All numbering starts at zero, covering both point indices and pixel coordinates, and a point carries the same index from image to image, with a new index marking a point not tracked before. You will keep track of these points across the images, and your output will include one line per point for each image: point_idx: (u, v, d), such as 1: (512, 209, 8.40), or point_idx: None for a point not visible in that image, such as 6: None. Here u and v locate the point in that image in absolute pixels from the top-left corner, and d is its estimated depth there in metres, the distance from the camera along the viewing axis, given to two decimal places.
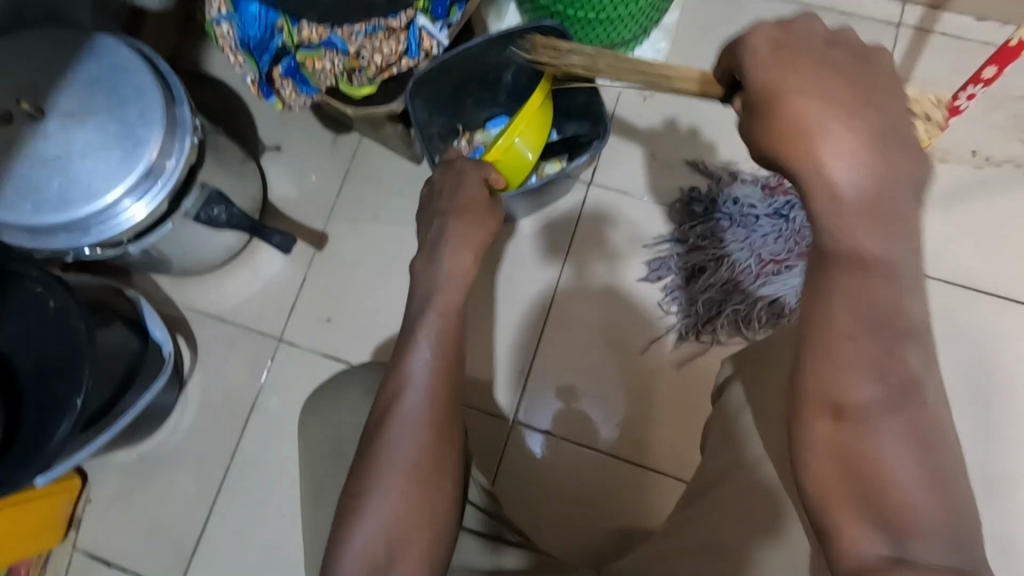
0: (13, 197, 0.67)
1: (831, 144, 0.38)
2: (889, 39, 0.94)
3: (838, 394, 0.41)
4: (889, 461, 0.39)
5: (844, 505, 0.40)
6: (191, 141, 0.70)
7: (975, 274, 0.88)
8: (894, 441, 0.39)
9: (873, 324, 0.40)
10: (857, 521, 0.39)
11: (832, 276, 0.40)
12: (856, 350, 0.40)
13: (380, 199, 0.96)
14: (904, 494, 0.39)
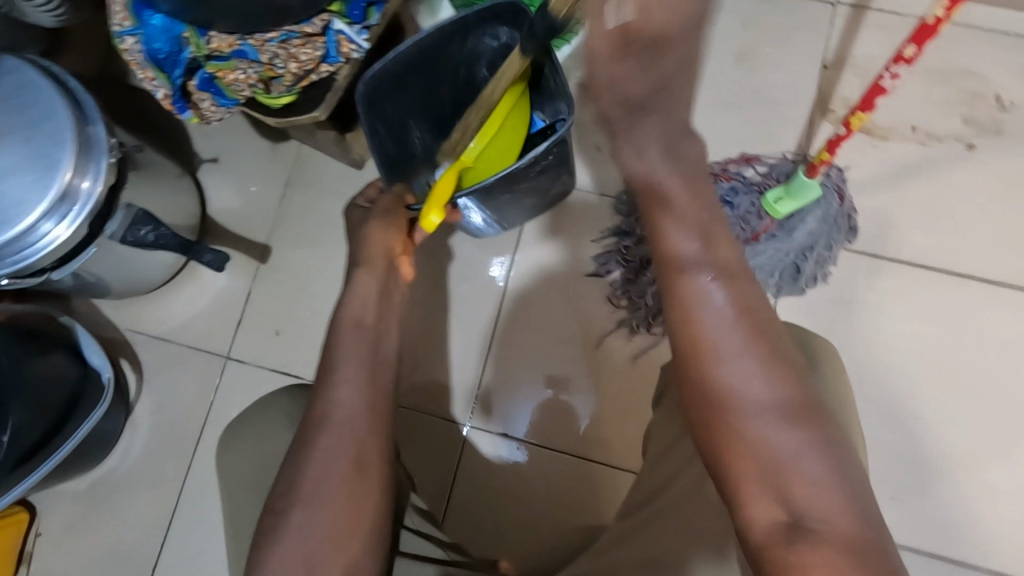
0: None
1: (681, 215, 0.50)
2: (826, 18, 0.93)
3: (728, 398, 0.46)
4: (793, 463, 0.43)
5: (758, 498, 0.44)
6: (106, 161, 0.69)
7: (920, 250, 0.88)
8: (786, 440, 0.44)
9: (753, 326, 0.47)
10: (766, 508, 0.44)
11: (676, 294, 0.49)
12: (726, 360, 0.46)
13: (323, 207, 0.94)
14: (815, 493, 0.43)
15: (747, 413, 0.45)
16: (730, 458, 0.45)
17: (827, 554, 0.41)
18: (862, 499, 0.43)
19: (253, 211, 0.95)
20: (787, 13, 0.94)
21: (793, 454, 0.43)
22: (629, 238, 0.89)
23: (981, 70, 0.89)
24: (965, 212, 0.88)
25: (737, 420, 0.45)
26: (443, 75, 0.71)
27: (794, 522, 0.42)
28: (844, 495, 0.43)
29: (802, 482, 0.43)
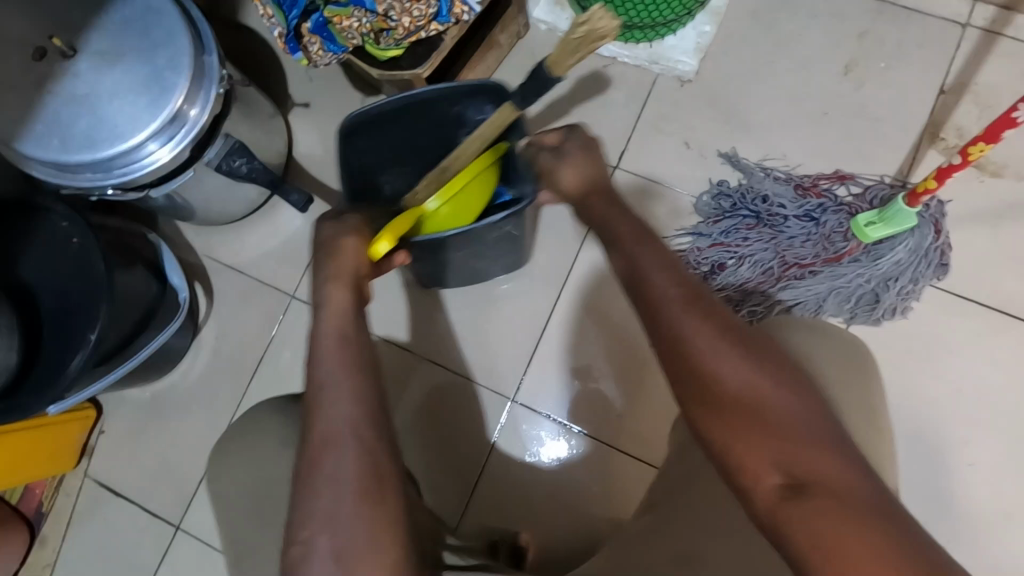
0: (41, 132, 0.69)
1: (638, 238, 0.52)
2: (953, 40, 0.87)
3: (709, 368, 0.44)
4: (781, 421, 0.41)
5: (755, 461, 0.41)
6: (216, 92, 0.72)
7: (1014, 299, 0.83)
8: (777, 402, 0.42)
9: (713, 304, 0.47)
10: (763, 470, 0.41)
11: (637, 292, 0.49)
12: (699, 331, 0.45)
13: None
14: (810, 450, 0.40)
15: (742, 383, 0.43)
16: (715, 425, 0.43)
17: (832, 506, 0.38)
18: (859, 459, 0.41)
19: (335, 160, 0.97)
20: (911, 29, 0.89)
21: (772, 408, 0.42)
22: (705, 239, 0.87)
23: None
24: None
25: (729, 398, 0.43)
26: (421, 132, 0.73)
27: (799, 489, 0.39)
28: (855, 470, 0.40)
29: (797, 438, 0.41)
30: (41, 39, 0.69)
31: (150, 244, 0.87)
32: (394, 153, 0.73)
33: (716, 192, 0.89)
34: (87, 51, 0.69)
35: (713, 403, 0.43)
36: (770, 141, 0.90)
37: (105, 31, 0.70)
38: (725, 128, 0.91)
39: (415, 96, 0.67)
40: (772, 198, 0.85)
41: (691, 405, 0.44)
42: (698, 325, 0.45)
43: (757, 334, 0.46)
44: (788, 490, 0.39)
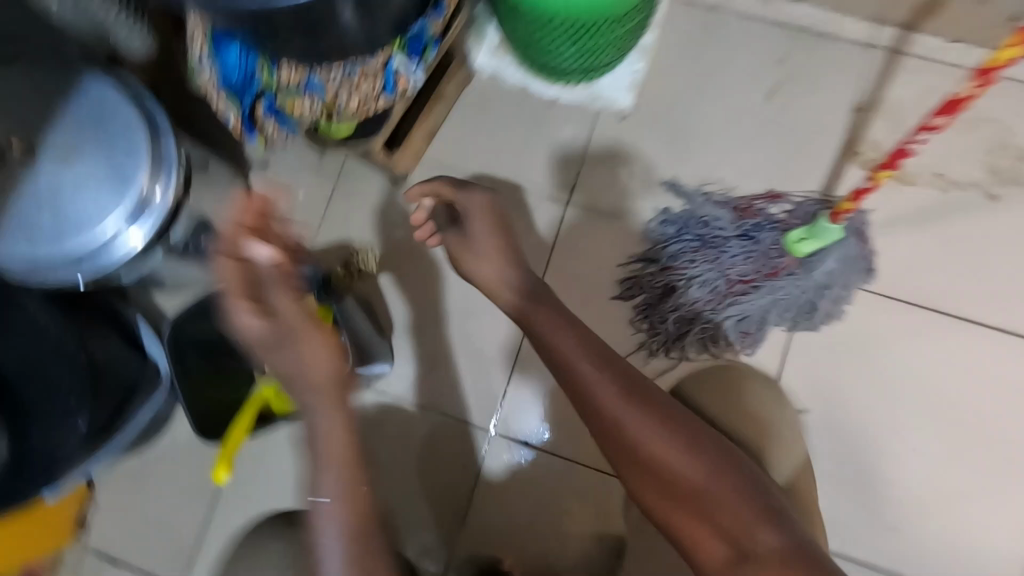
0: (14, 235, 0.72)
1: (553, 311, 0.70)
2: (862, 61, 0.95)
3: (610, 421, 0.61)
4: (660, 449, 0.59)
5: (647, 486, 0.59)
6: (177, 173, 0.73)
7: (935, 295, 0.91)
8: (653, 434, 0.59)
9: (600, 356, 0.65)
10: (651, 492, 0.59)
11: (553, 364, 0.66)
12: (601, 386, 0.62)
13: (367, 217, 0.99)
14: (679, 470, 0.58)
15: (631, 428, 0.60)
16: (619, 459, 0.61)
17: (694, 513, 0.57)
18: (718, 466, 0.58)
19: (300, 217, 1.00)
20: (824, 52, 0.96)
21: (653, 441, 0.59)
22: (655, 264, 0.94)
23: (1014, 123, 0.92)
24: (982, 261, 0.91)
25: (623, 444, 0.60)
26: None
27: (673, 494, 0.58)
28: (715, 477, 0.58)
29: (670, 458, 0.59)
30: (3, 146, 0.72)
31: (126, 320, 0.86)
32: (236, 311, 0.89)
33: (662, 219, 0.95)
34: (47, 152, 0.72)
35: (619, 443, 0.61)
36: (707, 166, 0.96)
37: (62, 129, 0.73)
38: (665, 159, 0.97)
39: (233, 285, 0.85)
40: (711, 221, 0.93)
41: (607, 448, 0.62)
42: (598, 387, 0.62)
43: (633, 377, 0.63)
44: (667, 499, 0.58)
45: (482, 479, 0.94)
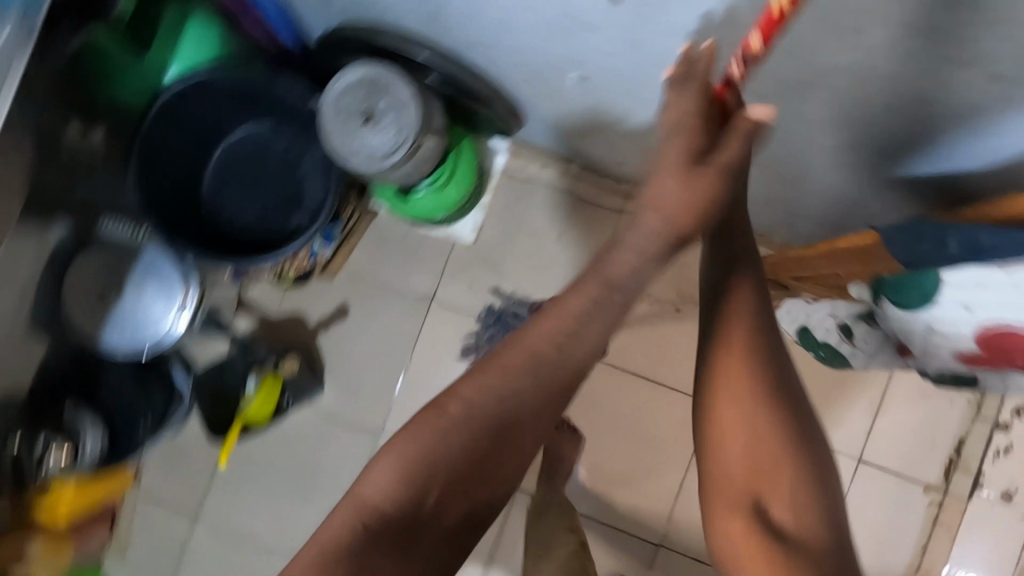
0: (112, 336, 1.31)
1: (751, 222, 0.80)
2: (612, 221, 1.55)
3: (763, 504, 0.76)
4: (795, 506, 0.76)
5: (756, 502, 0.77)
6: (196, 279, 1.33)
7: (640, 367, 1.55)
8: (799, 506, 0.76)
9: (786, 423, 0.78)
10: (781, 505, 0.76)
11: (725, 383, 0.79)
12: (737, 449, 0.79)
13: (310, 299, 1.61)
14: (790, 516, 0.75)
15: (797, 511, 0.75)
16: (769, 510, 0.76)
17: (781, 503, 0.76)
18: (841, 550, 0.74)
19: (266, 296, 1.61)
20: (591, 213, 1.55)
21: (798, 514, 0.75)
22: (480, 340, 1.57)
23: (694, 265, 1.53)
24: (667, 347, 1.55)
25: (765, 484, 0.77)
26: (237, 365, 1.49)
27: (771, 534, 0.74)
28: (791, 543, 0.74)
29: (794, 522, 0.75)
30: (98, 290, 1.31)
31: (162, 360, 1.44)
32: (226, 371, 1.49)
33: (488, 313, 1.58)
34: (124, 286, 1.32)
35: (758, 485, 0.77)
36: (517, 281, 1.58)
37: (131, 276, 1.32)
38: (493, 275, 1.58)
39: (234, 357, 1.49)
40: (515, 315, 1.56)
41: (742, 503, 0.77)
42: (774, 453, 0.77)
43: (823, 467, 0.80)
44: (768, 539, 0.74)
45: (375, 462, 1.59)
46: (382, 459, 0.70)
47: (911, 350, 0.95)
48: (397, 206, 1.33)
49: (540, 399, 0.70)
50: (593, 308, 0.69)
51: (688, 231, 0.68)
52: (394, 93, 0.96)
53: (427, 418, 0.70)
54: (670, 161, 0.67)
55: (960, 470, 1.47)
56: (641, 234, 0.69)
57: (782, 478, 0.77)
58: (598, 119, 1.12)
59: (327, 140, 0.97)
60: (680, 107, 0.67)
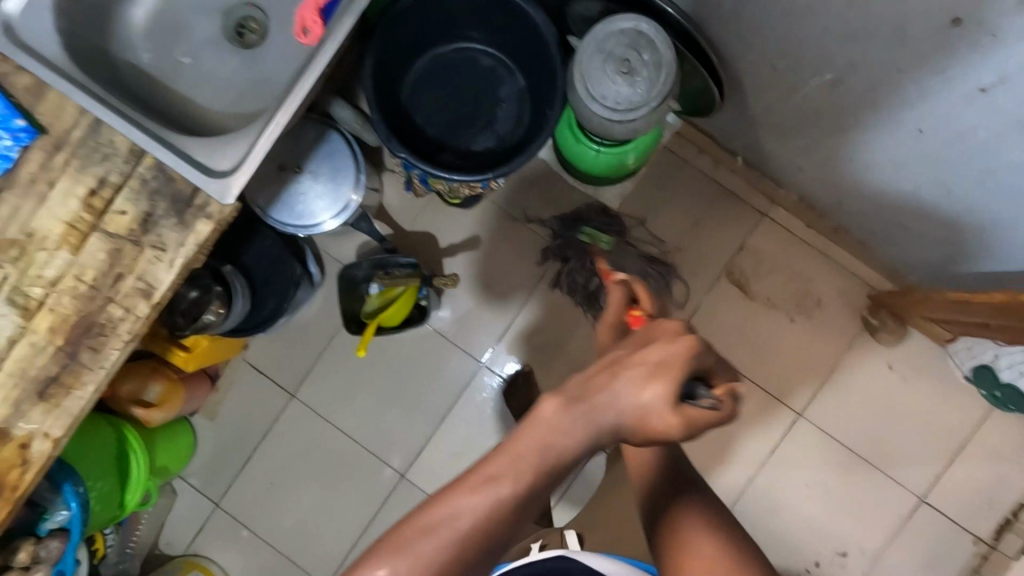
0: (278, 209, 1.36)
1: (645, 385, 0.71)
2: (753, 221, 1.61)
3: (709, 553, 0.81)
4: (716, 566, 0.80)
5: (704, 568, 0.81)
6: (364, 182, 1.39)
7: (742, 364, 1.62)
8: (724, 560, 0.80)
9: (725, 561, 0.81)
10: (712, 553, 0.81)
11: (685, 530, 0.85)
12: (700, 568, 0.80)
13: (445, 222, 1.67)
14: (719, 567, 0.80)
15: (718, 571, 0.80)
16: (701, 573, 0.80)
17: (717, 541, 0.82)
18: None
19: (406, 209, 1.67)
20: (734, 209, 1.61)
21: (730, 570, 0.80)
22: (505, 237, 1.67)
23: (819, 283, 1.60)
24: (770, 351, 1.61)
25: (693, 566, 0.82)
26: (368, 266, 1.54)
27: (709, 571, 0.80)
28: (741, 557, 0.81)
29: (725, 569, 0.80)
30: (279, 162, 1.37)
31: (300, 246, 1.53)
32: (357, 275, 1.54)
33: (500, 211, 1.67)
34: (300, 165, 1.37)
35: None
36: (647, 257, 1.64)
37: (311, 156, 1.37)
38: (624, 243, 1.64)
39: (373, 261, 1.53)
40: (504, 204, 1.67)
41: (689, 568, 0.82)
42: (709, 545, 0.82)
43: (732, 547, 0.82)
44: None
45: (469, 387, 1.68)
46: (417, 538, 0.67)
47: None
48: (580, 153, 1.38)
49: (553, 487, 0.71)
50: (592, 439, 0.71)
51: (669, 421, 0.71)
52: (658, 49, 0.99)
53: (446, 503, 0.69)
54: (671, 392, 0.70)
55: (1013, 533, 1.55)
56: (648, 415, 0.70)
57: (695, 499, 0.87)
58: (814, 128, 1.16)
59: (582, 78, 1.02)
60: (664, 354, 0.72)
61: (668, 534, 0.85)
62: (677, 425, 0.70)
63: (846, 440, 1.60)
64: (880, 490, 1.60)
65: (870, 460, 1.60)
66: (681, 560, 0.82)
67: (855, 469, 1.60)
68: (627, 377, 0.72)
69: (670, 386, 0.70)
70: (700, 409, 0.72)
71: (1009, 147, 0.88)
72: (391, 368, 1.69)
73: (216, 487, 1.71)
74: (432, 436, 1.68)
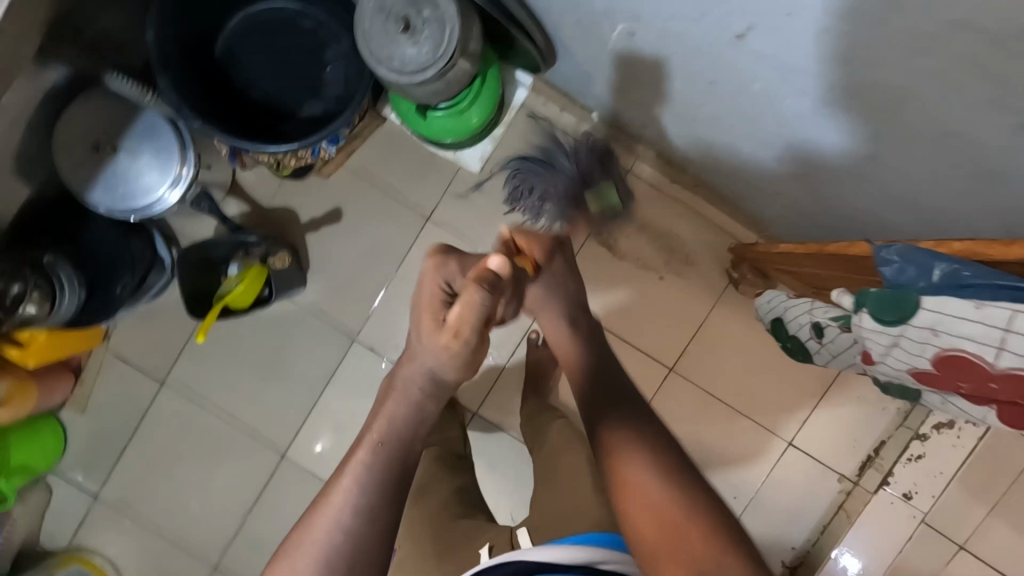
0: (101, 192, 1.28)
1: (423, 342, 0.80)
2: (618, 179, 1.58)
3: (655, 507, 0.78)
4: (664, 511, 0.78)
5: (646, 531, 0.77)
6: (193, 155, 1.31)
7: (614, 325, 1.62)
8: (668, 504, 0.78)
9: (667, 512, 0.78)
10: (668, 498, 0.79)
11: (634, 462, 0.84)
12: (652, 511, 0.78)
13: (306, 196, 1.60)
14: (675, 508, 0.78)
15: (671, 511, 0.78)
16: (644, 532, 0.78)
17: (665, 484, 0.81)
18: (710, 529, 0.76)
19: (262, 183, 1.59)
20: None
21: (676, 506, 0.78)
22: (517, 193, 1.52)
23: (685, 238, 1.58)
24: (642, 310, 1.61)
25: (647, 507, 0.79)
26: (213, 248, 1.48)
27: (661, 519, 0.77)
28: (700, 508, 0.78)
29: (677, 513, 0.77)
30: (93, 141, 1.27)
31: (145, 229, 1.43)
32: (201, 256, 1.47)
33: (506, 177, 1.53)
34: (121, 144, 1.28)
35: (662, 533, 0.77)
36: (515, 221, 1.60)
37: (126, 131, 1.28)
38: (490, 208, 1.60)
39: (217, 240, 1.46)
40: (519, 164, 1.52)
41: (643, 526, 0.78)
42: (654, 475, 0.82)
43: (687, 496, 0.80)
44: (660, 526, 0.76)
45: (345, 363, 1.65)
46: None
47: (868, 355, 0.87)
48: (414, 121, 1.30)
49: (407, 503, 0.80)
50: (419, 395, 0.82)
51: (438, 335, 0.79)
52: (439, 5, 0.94)
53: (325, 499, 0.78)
54: (436, 307, 0.83)
55: (873, 468, 1.62)
56: (438, 361, 0.80)
57: (641, 423, 0.90)
58: (635, 81, 1.13)
59: (365, 42, 0.95)
60: (428, 308, 0.82)
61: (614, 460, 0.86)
62: (453, 343, 0.77)
63: (717, 392, 1.63)
64: (752, 438, 1.64)
65: (739, 409, 1.64)
66: (626, 492, 0.82)
67: (726, 419, 1.64)
68: (413, 347, 0.83)
69: (447, 317, 0.78)
70: (459, 312, 0.76)
71: (789, 98, 0.87)
72: (263, 349, 1.65)
73: (95, 478, 1.67)
74: (310, 414, 1.66)
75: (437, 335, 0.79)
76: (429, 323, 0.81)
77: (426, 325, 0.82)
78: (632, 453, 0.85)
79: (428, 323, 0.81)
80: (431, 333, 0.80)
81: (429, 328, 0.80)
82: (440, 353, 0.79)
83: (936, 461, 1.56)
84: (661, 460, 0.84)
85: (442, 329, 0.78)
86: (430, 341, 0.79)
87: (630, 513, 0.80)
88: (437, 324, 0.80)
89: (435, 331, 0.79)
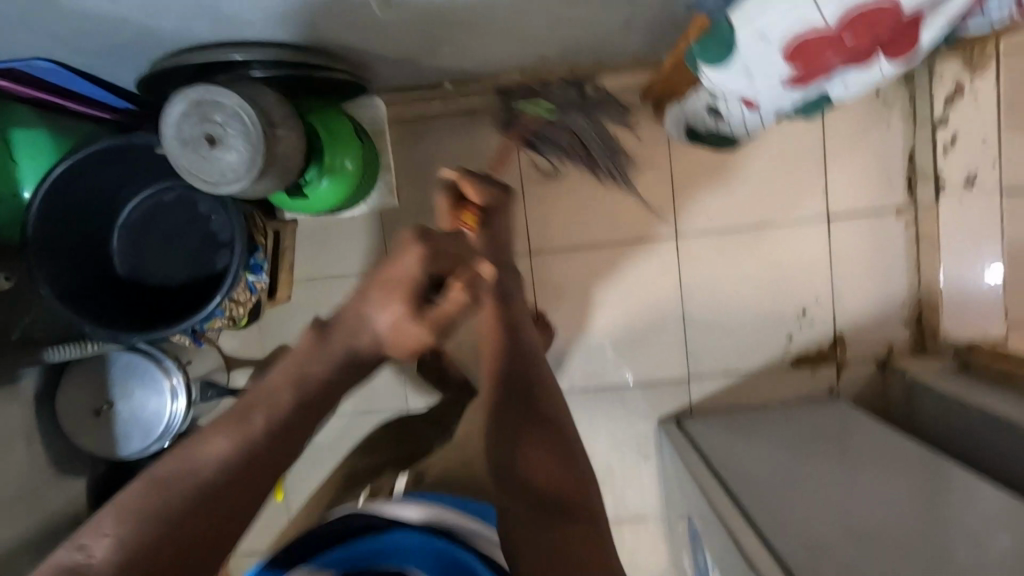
0: (130, 442, 1.37)
1: (377, 307, 0.72)
2: None
3: (549, 501, 0.84)
4: (563, 504, 0.84)
5: (543, 528, 0.82)
6: (172, 362, 1.38)
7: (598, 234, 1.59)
8: (561, 494, 0.85)
9: (556, 510, 0.83)
10: (562, 488, 0.85)
11: (523, 456, 0.87)
12: (544, 510, 0.83)
13: (286, 328, 1.66)
14: (568, 498, 0.85)
15: (564, 503, 0.84)
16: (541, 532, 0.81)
17: (561, 480, 0.86)
18: (593, 505, 0.86)
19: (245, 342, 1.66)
20: (485, 120, 1.57)
21: (569, 496, 0.85)
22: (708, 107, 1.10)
23: (600, 120, 1.54)
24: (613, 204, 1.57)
25: (542, 507, 0.83)
26: None
27: (556, 511, 0.83)
28: (583, 490, 0.87)
29: (565, 496, 0.85)
30: (96, 408, 1.36)
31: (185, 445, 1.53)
32: None
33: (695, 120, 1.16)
34: (116, 394, 1.37)
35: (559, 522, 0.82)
36: None
37: (112, 381, 1.38)
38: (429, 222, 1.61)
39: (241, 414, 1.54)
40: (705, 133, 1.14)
41: (541, 523, 0.82)
42: (551, 477, 0.86)
43: (570, 487, 0.86)
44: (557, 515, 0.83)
45: None
46: None
47: (749, 100, 0.96)
48: (304, 208, 1.33)
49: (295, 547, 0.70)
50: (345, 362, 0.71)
51: (406, 320, 0.72)
52: (223, 103, 0.96)
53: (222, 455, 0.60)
54: (412, 288, 0.73)
55: (920, 180, 1.51)
56: (388, 342, 0.72)
57: (530, 414, 0.91)
58: (427, 31, 1.11)
59: (193, 177, 0.99)
60: (399, 266, 0.74)
61: (513, 454, 0.87)
62: (414, 331, 0.72)
63: (729, 222, 1.56)
64: (789, 236, 1.56)
65: (763, 222, 1.56)
66: (526, 481, 0.85)
67: (755, 238, 1.56)
68: (371, 308, 0.72)
69: (410, 295, 0.72)
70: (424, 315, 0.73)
71: None
72: None
73: None
74: None
75: (401, 321, 0.72)
76: (390, 304, 0.72)
77: (382, 279, 0.74)
78: (531, 442, 0.88)
79: (395, 302, 0.72)
80: (385, 316, 0.72)
81: (397, 290, 0.73)
82: (394, 343, 0.73)
83: (971, 132, 1.43)
84: (550, 442, 0.89)
85: (398, 326, 0.72)
86: (389, 319, 0.72)
87: (526, 508, 0.83)
88: (399, 300, 0.72)
89: (399, 327, 0.72)
